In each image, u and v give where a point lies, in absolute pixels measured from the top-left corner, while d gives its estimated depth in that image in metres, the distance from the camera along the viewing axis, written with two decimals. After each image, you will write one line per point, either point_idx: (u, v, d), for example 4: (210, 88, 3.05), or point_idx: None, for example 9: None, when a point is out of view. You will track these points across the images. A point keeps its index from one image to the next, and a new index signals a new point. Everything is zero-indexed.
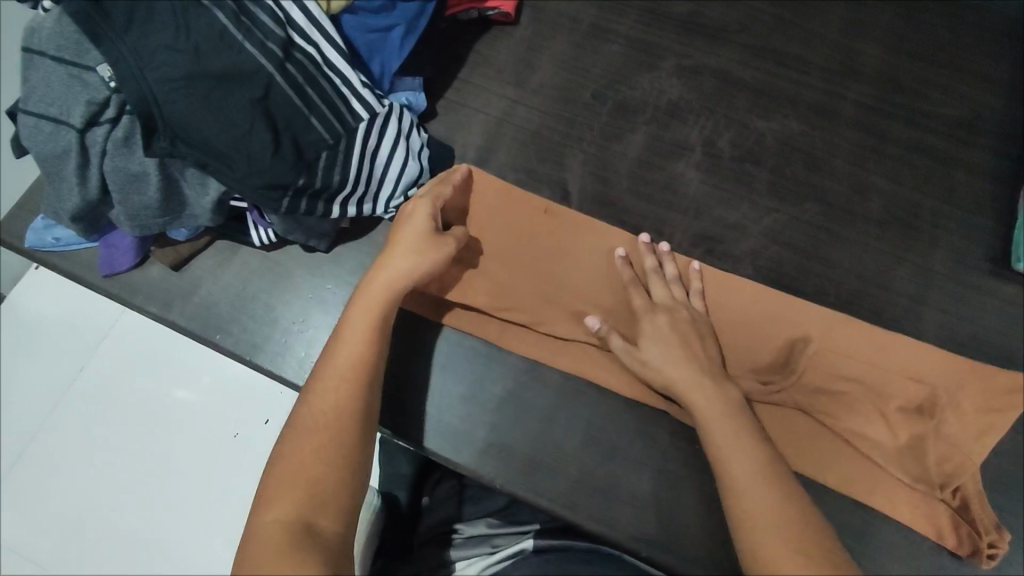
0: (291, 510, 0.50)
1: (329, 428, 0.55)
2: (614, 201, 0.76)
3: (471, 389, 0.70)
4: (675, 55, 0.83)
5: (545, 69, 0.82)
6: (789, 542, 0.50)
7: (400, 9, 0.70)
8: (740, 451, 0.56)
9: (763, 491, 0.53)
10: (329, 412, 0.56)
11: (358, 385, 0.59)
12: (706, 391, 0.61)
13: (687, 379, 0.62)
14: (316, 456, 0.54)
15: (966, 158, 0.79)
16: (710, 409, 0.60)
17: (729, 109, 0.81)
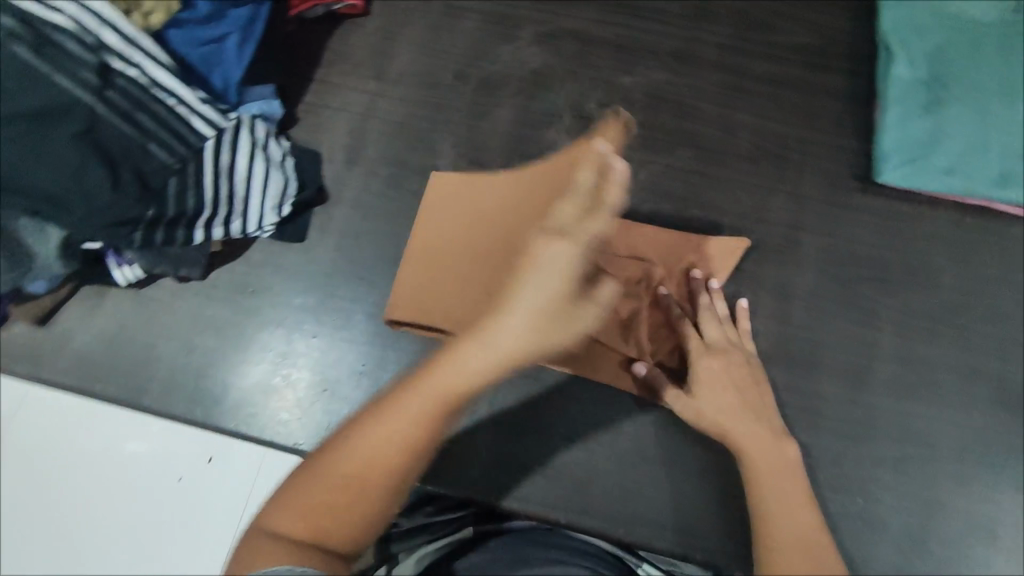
0: (293, 527, 0.46)
1: (378, 458, 0.47)
2: (490, 179, 0.75)
3: (348, 384, 0.68)
4: (532, 23, 0.82)
5: (404, 57, 0.80)
6: (799, 549, 0.52)
7: (230, 17, 0.67)
8: (770, 460, 0.58)
9: (795, 502, 0.55)
10: (403, 435, 0.47)
11: (436, 417, 0.48)
12: (767, 447, 0.58)
13: (740, 426, 0.59)
14: (348, 489, 0.47)
15: (823, 83, 0.81)
16: (763, 461, 0.58)
17: (592, 69, 0.80)
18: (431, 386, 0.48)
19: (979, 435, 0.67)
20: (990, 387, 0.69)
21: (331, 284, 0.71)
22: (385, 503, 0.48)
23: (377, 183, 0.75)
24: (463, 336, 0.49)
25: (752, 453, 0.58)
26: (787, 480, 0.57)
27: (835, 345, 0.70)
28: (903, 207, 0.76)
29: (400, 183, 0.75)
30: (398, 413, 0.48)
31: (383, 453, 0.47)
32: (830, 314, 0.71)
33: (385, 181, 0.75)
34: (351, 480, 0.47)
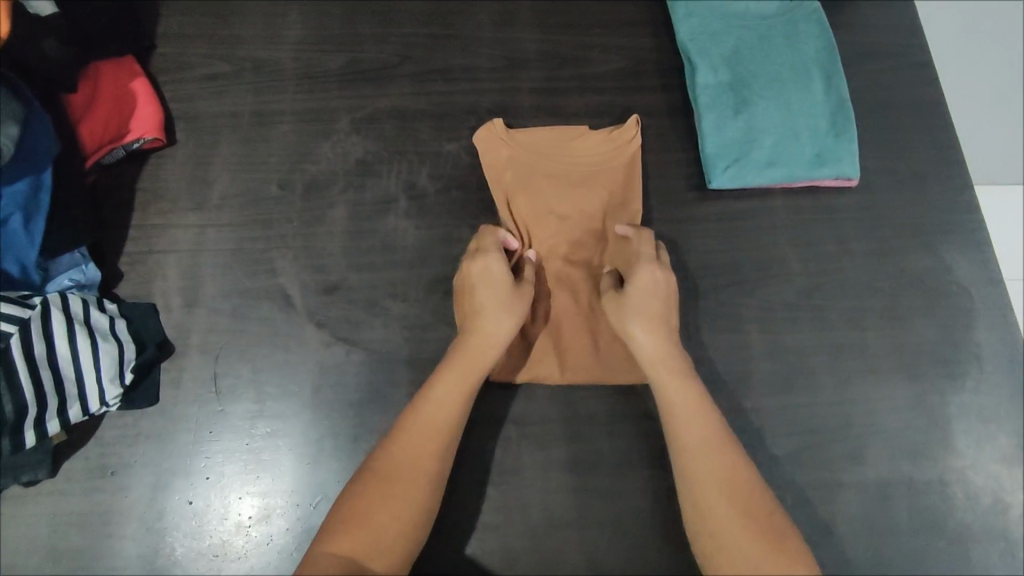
0: (350, 547, 0.56)
1: (419, 457, 0.60)
2: (339, 284, 0.73)
3: (236, 539, 0.64)
4: (346, 111, 0.81)
5: (222, 179, 0.77)
6: (741, 497, 0.58)
7: (5, 195, 0.62)
8: (688, 440, 0.61)
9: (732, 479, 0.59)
10: (442, 422, 0.62)
11: (470, 393, 0.65)
12: (700, 433, 0.61)
13: (674, 406, 0.63)
14: (401, 481, 0.59)
15: (641, 104, 0.84)
16: (694, 444, 0.61)
17: (418, 144, 0.79)
18: (460, 383, 0.64)
19: (858, 407, 0.71)
20: (856, 358, 0.72)
21: (197, 440, 0.67)
22: (406, 505, 0.59)
23: (222, 320, 0.71)
24: (450, 369, 0.64)
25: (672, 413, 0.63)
26: (684, 404, 0.63)
27: (708, 361, 0.72)
28: (743, 206, 0.79)
29: (247, 313, 0.71)
30: (431, 420, 0.62)
31: (408, 465, 0.60)
32: (698, 330, 0.73)
33: (231, 315, 0.71)
34: (382, 491, 0.59)
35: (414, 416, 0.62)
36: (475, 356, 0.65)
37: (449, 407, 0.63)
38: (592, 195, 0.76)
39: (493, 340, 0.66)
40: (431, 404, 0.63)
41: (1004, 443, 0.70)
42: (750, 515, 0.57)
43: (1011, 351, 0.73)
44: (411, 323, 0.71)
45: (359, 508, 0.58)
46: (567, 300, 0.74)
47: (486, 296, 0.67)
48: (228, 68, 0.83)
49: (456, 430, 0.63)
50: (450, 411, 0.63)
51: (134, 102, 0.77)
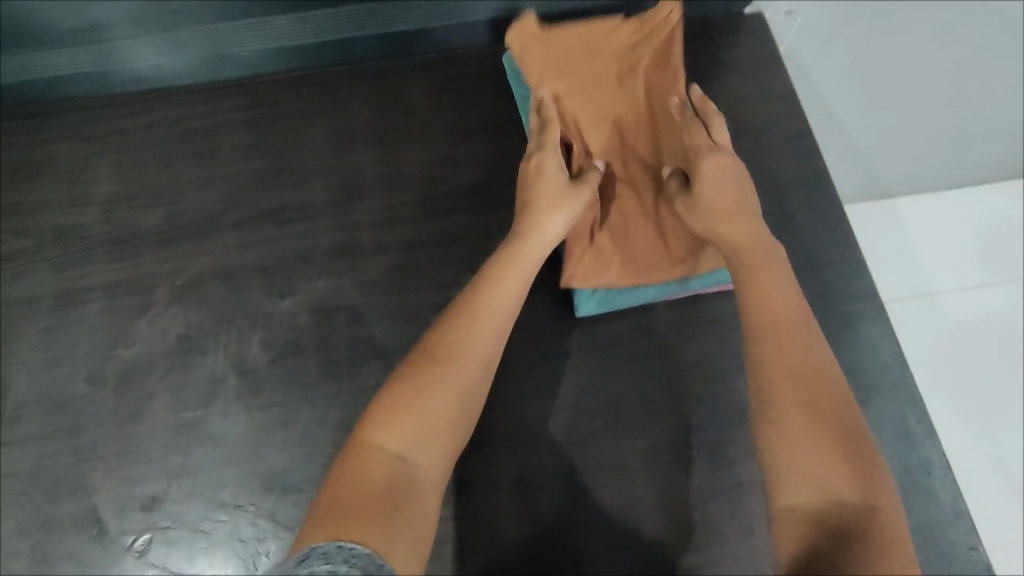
0: (400, 443, 0.45)
1: (479, 332, 0.52)
2: (160, 495, 0.62)
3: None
4: (165, 278, 0.71)
5: (20, 383, 0.67)
6: (812, 376, 0.45)
7: None
8: (780, 314, 0.50)
9: (821, 367, 0.46)
10: (496, 320, 0.53)
11: (527, 284, 0.57)
12: (784, 301, 0.51)
13: (758, 291, 0.52)
14: (473, 364, 0.51)
15: (498, 221, 0.74)
16: (783, 328, 0.49)
17: (248, 306, 0.70)
18: (513, 280, 0.56)
19: (762, 556, 0.63)
20: (758, 495, 0.65)
21: None
22: (466, 404, 0.49)
23: (22, 562, 0.61)
24: (493, 275, 0.56)
25: (767, 291, 0.52)
26: (783, 294, 0.51)
27: (590, 526, 0.64)
28: (621, 329, 0.70)
29: (52, 549, 0.61)
30: (494, 306, 0.54)
31: (478, 344, 0.51)
32: (579, 488, 0.65)
33: (33, 554, 0.61)
34: (434, 384, 0.48)
35: (468, 304, 0.53)
36: (526, 258, 0.58)
37: (508, 292, 0.55)
38: (633, 79, 0.71)
39: (546, 244, 0.59)
40: (496, 285, 0.55)
41: (927, 572, 0.63)
42: (828, 398, 0.44)
43: (927, 461, 0.66)
44: (244, 534, 0.61)
45: (407, 397, 0.47)
46: (629, 197, 0.70)
47: (544, 190, 0.61)
48: (27, 245, 0.73)
49: (493, 361, 0.53)
50: (508, 306, 0.55)
51: None
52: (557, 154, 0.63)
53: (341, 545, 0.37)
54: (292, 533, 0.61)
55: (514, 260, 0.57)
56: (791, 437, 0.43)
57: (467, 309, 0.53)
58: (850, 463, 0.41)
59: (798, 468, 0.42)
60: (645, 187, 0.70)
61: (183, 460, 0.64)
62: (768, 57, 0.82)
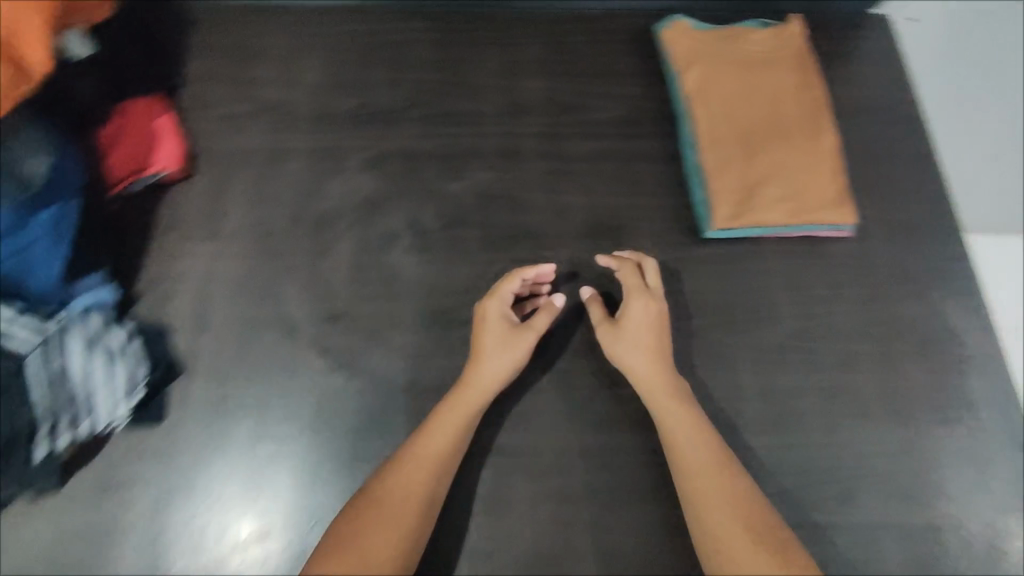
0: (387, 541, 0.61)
1: (413, 479, 0.64)
2: (344, 312, 0.76)
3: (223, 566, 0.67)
4: (357, 151, 0.85)
5: (236, 211, 0.81)
6: (753, 537, 0.61)
7: (36, 220, 0.67)
8: (694, 455, 0.65)
9: (715, 502, 0.63)
10: (429, 466, 0.65)
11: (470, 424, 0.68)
12: (699, 450, 0.66)
13: (677, 419, 0.67)
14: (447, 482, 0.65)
15: (637, 148, 0.88)
16: (700, 498, 0.64)
17: (425, 183, 0.83)
18: (454, 421, 0.67)
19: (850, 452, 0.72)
20: (850, 402, 0.73)
21: (202, 463, 0.70)
22: (431, 499, 0.64)
23: (230, 345, 0.74)
24: (447, 409, 0.68)
25: (682, 448, 0.66)
26: (700, 450, 0.66)
27: (697, 400, 0.74)
28: (739, 249, 0.81)
29: (254, 339, 0.75)
30: (426, 453, 0.66)
31: (420, 480, 0.64)
32: (691, 368, 0.75)
33: (239, 340, 0.75)
34: (421, 494, 0.64)
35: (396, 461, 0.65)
36: (475, 392, 0.69)
37: (440, 438, 0.66)
38: (773, 65, 0.87)
39: (492, 377, 0.69)
40: (435, 430, 0.67)
41: (995, 489, 0.71)
42: (761, 537, 0.61)
43: (1002, 398, 0.74)
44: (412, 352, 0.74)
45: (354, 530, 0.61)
46: (774, 159, 0.82)
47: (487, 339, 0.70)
48: (247, 108, 0.88)
49: (432, 493, 0.64)
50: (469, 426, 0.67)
51: (157, 139, 0.82)
52: (503, 302, 0.72)
53: None
54: (450, 358, 0.74)
55: (426, 433, 0.67)
56: (711, 535, 0.62)
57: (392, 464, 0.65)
58: (759, 547, 0.60)
59: (716, 548, 0.61)
60: (784, 148, 0.82)
61: (365, 289, 0.77)
62: (890, 52, 0.93)
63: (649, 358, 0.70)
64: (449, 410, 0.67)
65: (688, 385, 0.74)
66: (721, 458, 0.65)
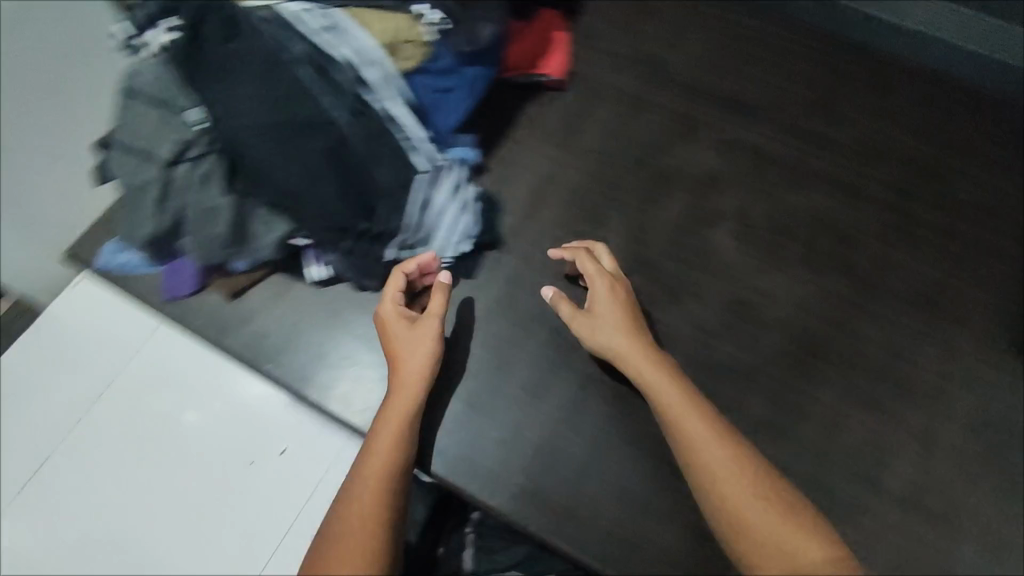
0: (356, 525, 0.58)
1: (370, 476, 0.61)
2: (653, 262, 0.79)
3: (470, 423, 0.72)
4: (711, 128, 0.87)
5: (590, 135, 0.87)
6: (752, 498, 0.56)
7: (463, 73, 0.76)
8: (700, 428, 0.60)
9: (740, 495, 0.56)
10: (386, 458, 0.63)
11: (407, 427, 0.65)
12: (715, 455, 0.58)
13: (687, 411, 0.61)
14: (375, 488, 0.61)
15: (991, 243, 0.81)
16: (693, 448, 0.59)
17: (765, 183, 0.84)
18: (399, 426, 0.65)
19: None
20: None
21: (486, 328, 0.76)
22: (391, 494, 0.61)
23: (548, 244, 0.81)
24: (381, 416, 0.65)
25: (687, 419, 0.61)
26: (703, 434, 0.59)
27: (971, 509, 0.69)
28: None
29: None
30: (378, 457, 0.63)
31: (371, 481, 0.61)
32: (970, 476, 0.70)
33: (555, 243, 0.81)
34: (376, 489, 0.61)
35: (371, 444, 0.64)
36: (408, 396, 0.66)
37: (387, 432, 0.64)
38: None
39: (411, 370, 0.67)
40: (379, 428, 0.65)
41: None
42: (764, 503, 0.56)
43: None
44: (701, 324, 0.76)
45: (348, 503, 0.60)
46: None
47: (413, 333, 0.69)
48: (627, 51, 0.92)
49: (392, 483, 0.62)
50: (401, 436, 0.64)
51: (555, 47, 0.89)
52: (441, 295, 0.71)
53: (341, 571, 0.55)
54: (734, 347, 0.75)
55: (385, 419, 0.65)
56: (723, 502, 0.57)
57: (378, 444, 0.63)
58: (802, 541, 0.54)
59: (731, 522, 0.56)
60: None
61: (678, 251, 0.80)
62: None
63: (631, 335, 0.67)
64: (397, 401, 0.66)
65: (961, 490, 0.69)
66: (721, 434, 0.60)
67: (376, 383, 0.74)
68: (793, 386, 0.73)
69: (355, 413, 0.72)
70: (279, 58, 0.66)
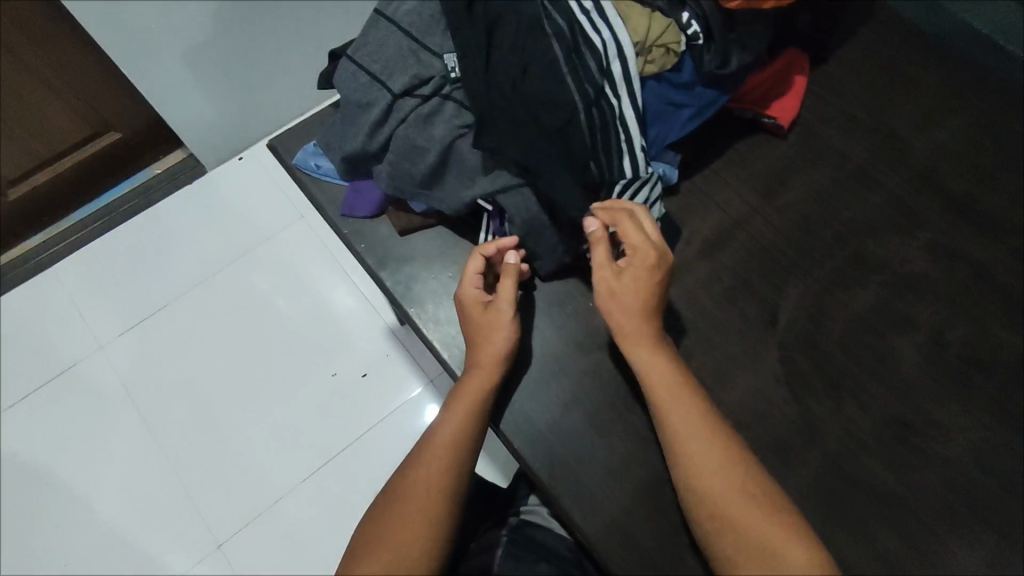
0: (415, 500, 0.60)
1: (436, 453, 0.62)
2: (822, 346, 0.74)
3: (583, 435, 0.71)
4: (932, 229, 0.79)
5: (797, 193, 0.81)
6: (760, 537, 0.54)
7: (698, 92, 0.73)
8: (722, 462, 0.57)
9: (729, 492, 0.56)
10: (451, 436, 0.63)
11: (478, 410, 0.65)
12: (726, 483, 0.56)
13: (698, 433, 0.59)
14: (437, 465, 0.62)
15: None
16: (702, 472, 0.57)
17: (975, 306, 0.75)
18: (469, 406, 0.65)
19: None
20: None
21: None
22: (452, 479, 0.61)
23: (717, 288, 0.77)
24: (455, 393, 0.66)
25: (695, 439, 0.58)
26: (720, 461, 0.57)
27: None
28: None
29: (737, 300, 0.76)
30: (444, 434, 0.64)
31: (436, 459, 0.62)
32: None
33: (725, 290, 0.76)
34: (437, 467, 0.62)
35: (442, 421, 0.65)
36: (482, 378, 0.67)
37: (457, 411, 0.65)
38: None
39: (490, 354, 0.67)
40: (451, 405, 0.66)
41: None
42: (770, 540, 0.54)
43: None
44: (852, 430, 0.70)
45: (410, 474, 0.62)
46: None
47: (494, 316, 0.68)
48: (864, 120, 0.85)
49: (457, 464, 0.62)
50: (469, 418, 0.65)
51: (789, 94, 0.84)
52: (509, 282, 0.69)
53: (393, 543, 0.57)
54: (880, 466, 0.69)
55: (460, 397, 0.66)
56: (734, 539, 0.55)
57: (445, 420, 0.65)
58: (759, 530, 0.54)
59: (732, 533, 0.55)
60: None
61: (851, 343, 0.74)
62: None
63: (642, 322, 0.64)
64: (472, 382, 0.66)
65: None
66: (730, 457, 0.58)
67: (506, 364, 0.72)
68: (936, 534, 0.66)
69: None
70: (538, 24, 0.67)
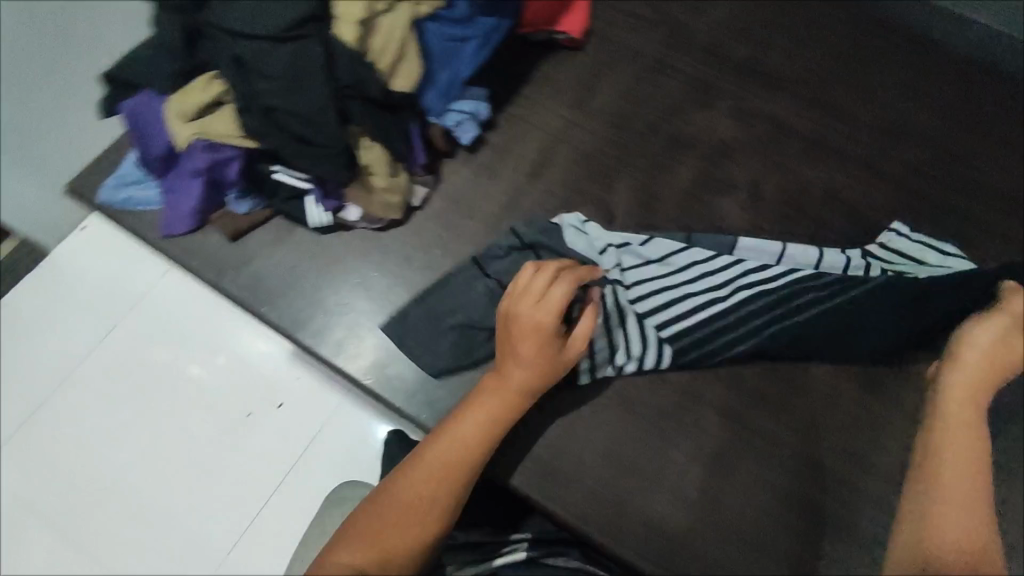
0: (405, 504, 0.59)
1: (439, 465, 0.60)
2: (658, 228, 0.78)
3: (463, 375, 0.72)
4: (730, 97, 0.85)
5: (605, 96, 0.85)
6: (978, 545, 0.52)
7: (479, 23, 0.75)
8: (956, 470, 0.55)
9: (972, 496, 0.54)
10: (461, 448, 0.61)
11: (494, 428, 0.63)
12: (949, 488, 0.54)
13: (960, 452, 0.56)
14: (437, 476, 0.60)
15: (1004, 229, 0.79)
16: (945, 488, 0.55)
17: (779, 154, 0.82)
18: (491, 416, 0.63)
19: None
20: None
21: None
22: (450, 504, 0.60)
23: (553, 203, 0.79)
24: (472, 399, 0.64)
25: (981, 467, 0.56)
26: (962, 467, 0.56)
27: None
28: None
29: (574, 209, 0.79)
30: (452, 441, 0.62)
31: (440, 470, 0.60)
32: None
33: (561, 203, 0.80)
34: (437, 480, 0.60)
35: (453, 423, 0.63)
36: (508, 394, 0.64)
37: (471, 423, 0.62)
38: None
39: (531, 375, 0.64)
40: (467, 411, 0.63)
41: None
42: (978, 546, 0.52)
43: None
44: None
45: (406, 474, 0.60)
46: None
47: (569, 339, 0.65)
48: (648, 14, 0.90)
49: (458, 484, 0.60)
50: (481, 432, 0.62)
51: (573, 5, 0.86)
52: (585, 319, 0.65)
53: (376, 548, 0.57)
54: None
55: (475, 407, 0.63)
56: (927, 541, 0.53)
57: (455, 427, 0.62)
58: (942, 529, 0.53)
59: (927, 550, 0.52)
60: None
61: (683, 217, 0.79)
62: None
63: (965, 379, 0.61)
64: (498, 394, 0.63)
65: None
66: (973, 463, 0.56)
67: (372, 332, 0.74)
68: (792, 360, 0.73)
69: (347, 359, 0.72)
70: None
